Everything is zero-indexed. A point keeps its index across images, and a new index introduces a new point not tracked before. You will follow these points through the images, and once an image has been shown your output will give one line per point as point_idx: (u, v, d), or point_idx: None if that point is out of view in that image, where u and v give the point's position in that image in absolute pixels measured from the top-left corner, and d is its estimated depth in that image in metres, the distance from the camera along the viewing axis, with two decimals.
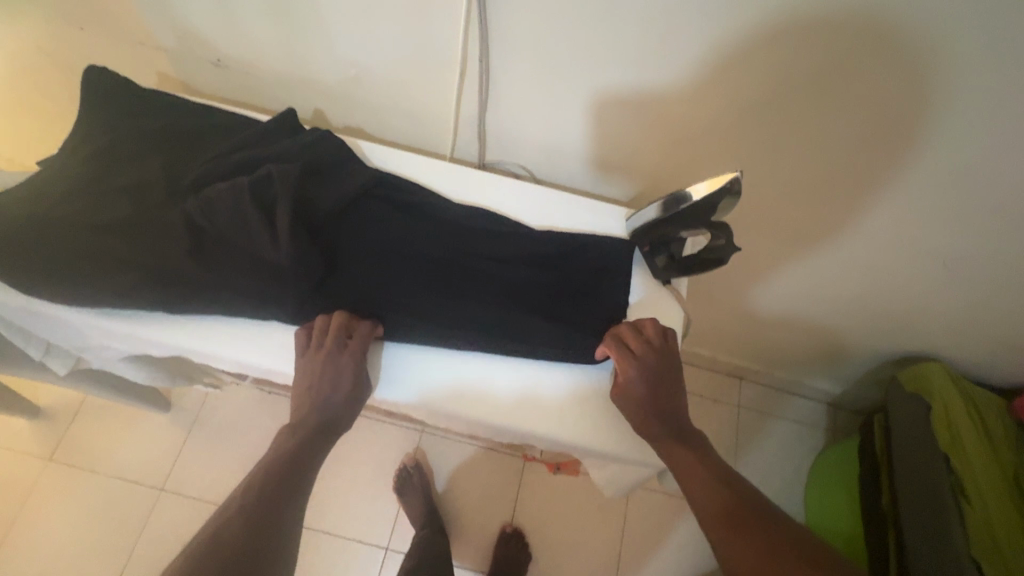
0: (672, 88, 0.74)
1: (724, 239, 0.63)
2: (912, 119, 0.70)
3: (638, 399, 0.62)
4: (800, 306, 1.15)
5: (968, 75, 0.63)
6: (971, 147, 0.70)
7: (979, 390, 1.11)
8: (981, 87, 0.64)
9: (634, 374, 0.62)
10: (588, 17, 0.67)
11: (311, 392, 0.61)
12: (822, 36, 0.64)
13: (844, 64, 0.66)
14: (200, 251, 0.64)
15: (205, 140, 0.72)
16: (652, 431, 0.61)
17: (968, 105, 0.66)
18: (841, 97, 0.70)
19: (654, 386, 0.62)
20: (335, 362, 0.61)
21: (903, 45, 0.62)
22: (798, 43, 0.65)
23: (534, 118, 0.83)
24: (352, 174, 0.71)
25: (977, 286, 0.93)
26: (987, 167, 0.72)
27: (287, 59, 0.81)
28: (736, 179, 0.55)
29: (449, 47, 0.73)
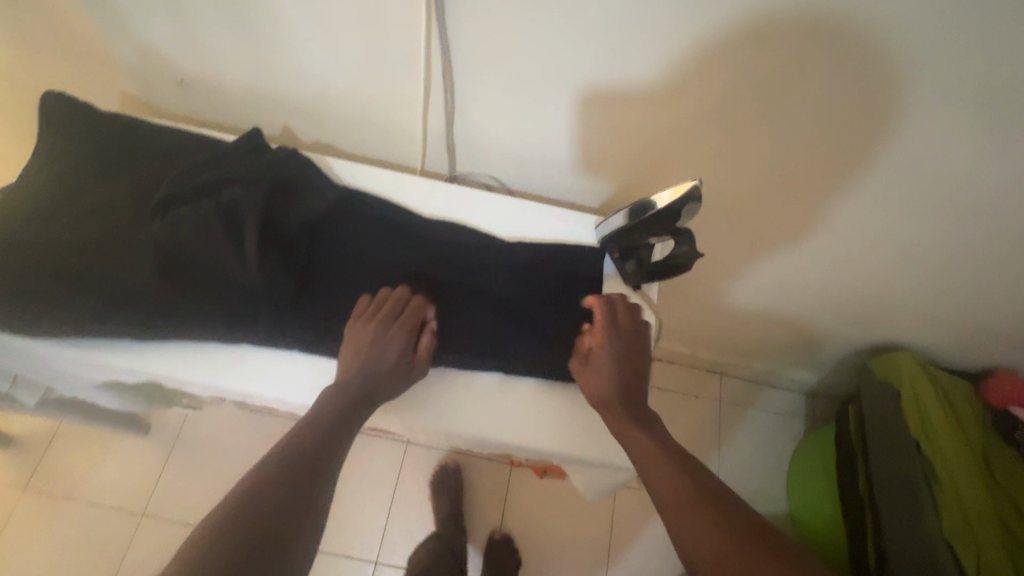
0: (635, 95, 0.76)
1: (687, 245, 0.64)
2: (866, 117, 0.73)
3: (600, 380, 0.64)
4: (773, 301, 1.18)
5: (914, 73, 0.66)
6: (920, 140, 0.74)
7: (946, 374, 1.14)
8: (926, 82, 0.66)
9: (608, 343, 0.66)
10: (549, 30, 0.68)
11: (358, 357, 0.63)
12: (778, 42, 0.66)
13: (799, 68, 0.68)
14: (163, 274, 0.63)
15: (168, 162, 0.71)
16: (615, 408, 0.63)
17: (915, 99, 0.69)
18: (796, 95, 0.72)
19: (622, 363, 0.65)
20: (386, 334, 0.64)
21: (852, 49, 0.65)
22: (755, 49, 0.67)
23: (501, 128, 0.83)
24: (320, 192, 0.70)
25: (939, 274, 0.97)
26: (936, 159, 0.76)
27: (252, 77, 0.80)
28: (697, 188, 0.56)
29: (414, 61, 0.74)
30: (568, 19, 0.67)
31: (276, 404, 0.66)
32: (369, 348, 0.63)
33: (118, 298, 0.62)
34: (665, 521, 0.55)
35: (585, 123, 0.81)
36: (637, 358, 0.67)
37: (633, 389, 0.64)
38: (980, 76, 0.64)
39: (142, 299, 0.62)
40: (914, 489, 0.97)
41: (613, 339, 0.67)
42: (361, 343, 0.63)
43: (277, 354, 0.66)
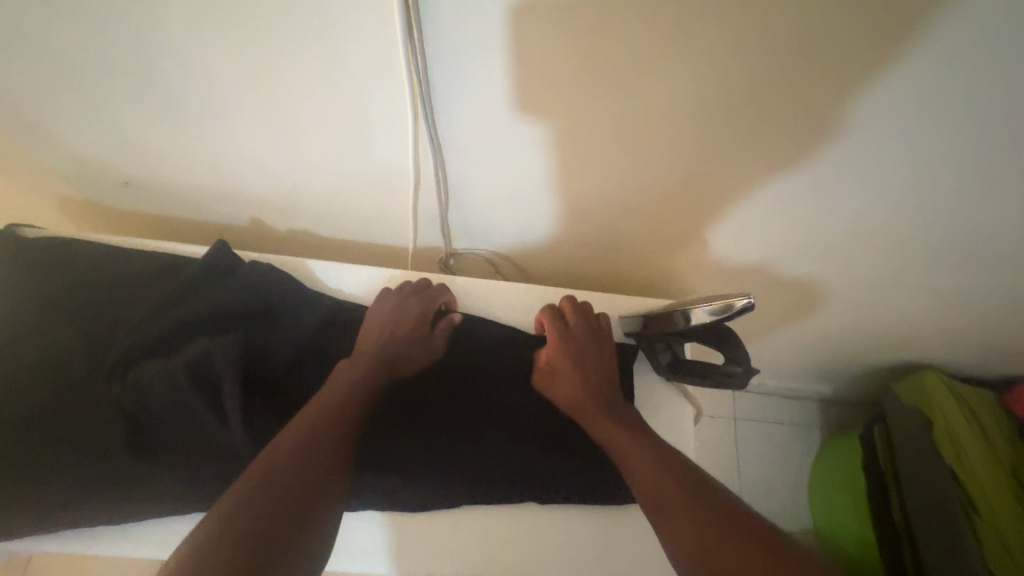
0: (652, 173, 0.66)
1: (741, 365, 0.56)
2: (908, 198, 0.65)
3: (565, 378, 0.62)
4: (794, 333, 1.12)
5: (972, 163, 0.57)
6: (977, 212, 0.65)
7: (973, 390, 1.10)
8: (1000, 158, 0.56)
9: (563, 343, 0.63)
10: (553, 118, 0.58)
11: (377, 329, 0.62)
12: (816, 137, 0.57)
13: (839, 158, 0.59)
14: (130, 448, 0.53)
15: (121, 298, 0.60)
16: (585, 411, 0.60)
17: (981, 175, 0.59)
18: (843, 169, 0.61)
19: (579, 359, 0.62)
20: (405, 305, 0.64)
21: (904, 145, 0.56)
22: (790, 142, 0.58)
23: (501, 211, 0.73)
24: (306, 313, 0.62)
25: (972, 306, 0.91)
26: (988, 225, 0.68)
27: (211, 175, 0.70)
28: (748, 302, 0.50)
29: (400, 158, 0.64)
30: (577, 112, 0.57)
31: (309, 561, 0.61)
32: (394, 318, 0.63)
33: (80, 485, 0.52)
34: (653, 523, 0.50)
35: (595, 202, 0.72)
36: (600, 348, 0.64)
37: (605, 385, 0.62)
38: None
39: (107, 481, 0.52)
40: (952, 518, 0.95)
41: (565, 334, 0.64)
42: (381, 315, 0.63)
43: None
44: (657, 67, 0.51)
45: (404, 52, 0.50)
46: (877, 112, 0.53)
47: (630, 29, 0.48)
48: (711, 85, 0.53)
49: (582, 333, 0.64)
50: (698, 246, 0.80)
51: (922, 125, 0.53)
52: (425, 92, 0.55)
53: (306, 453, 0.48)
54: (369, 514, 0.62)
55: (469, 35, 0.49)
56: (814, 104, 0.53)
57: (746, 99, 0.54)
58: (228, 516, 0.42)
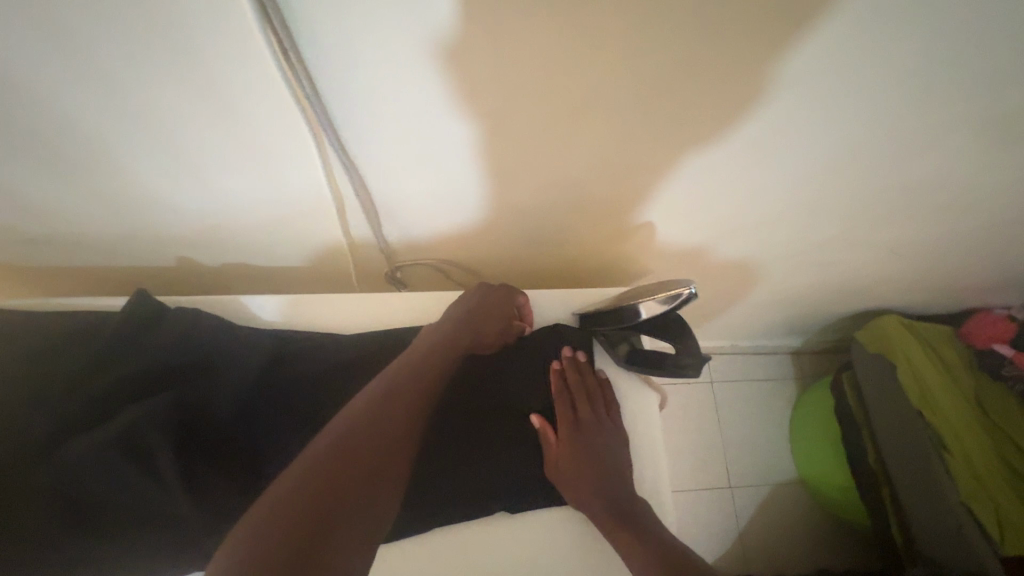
0: (580, 164, 0.64)
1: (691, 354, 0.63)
2: (842, 155, 0.64)
3: (570, 468, 0.63)
4: (755, 297, 1.13)
5: (894, 112, 0.57)
6: (907, 160, 0.66)
7: (929, 327, 1.14)
8: (914, 107, 0.56)
9: (571, 433, 0.65)
10: (470, 124, 0.56)
11: (462, 308, 0.66)
12: (740, 106, 0.56)
13: (767, 124, 0.59)
14: (58, 529, 0.48)
15: (32, 365, 0.55)
16: (595, 509, 0.61)
17: (901, 126, 0.59)
18: (766, 137, 0.60)
19: (588, 450, 0.64)
20: (491, 290, 0.69)
21: (824, 103, 0.55)
22: (716, 113, 0.57)
23: (440, 219, 0.70)
24: (244, 353, 0.59)
25: (917, 249, 0.93)
26: (921, 171, 0.69)
27: (121, 220, 0.65)
28: (693, 292, 0.55)
29: (318, 181, 0.61)
30: (494, 112, 0.55)
31: None
32: (471, 310, 0.66)
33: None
34: None
35: (534, 198, 0.70)
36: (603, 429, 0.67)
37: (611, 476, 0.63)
38: (971, 105, 0.56)
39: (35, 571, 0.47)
40: (924, 452, 0.99)
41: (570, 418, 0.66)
42: (462, 300, 0.67)
43: None
44: (566, 58, 0.49)
45: (284, 70, 0.46)
46: (794, 73, 0.52)
47: (526, 24, 0.45)
48: (624, 71, 0.51)
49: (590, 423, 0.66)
50: (646, 228, 0.79)
51: (839, 82, 0.53)
52: (324, 110, 0.51)
53: (375, 440, 0.49)
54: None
55: (355, 45, 0.46)
56: (731, 74, 0.51)
57: (663, 77, 0.52)
58: (280, 502, 0.43)
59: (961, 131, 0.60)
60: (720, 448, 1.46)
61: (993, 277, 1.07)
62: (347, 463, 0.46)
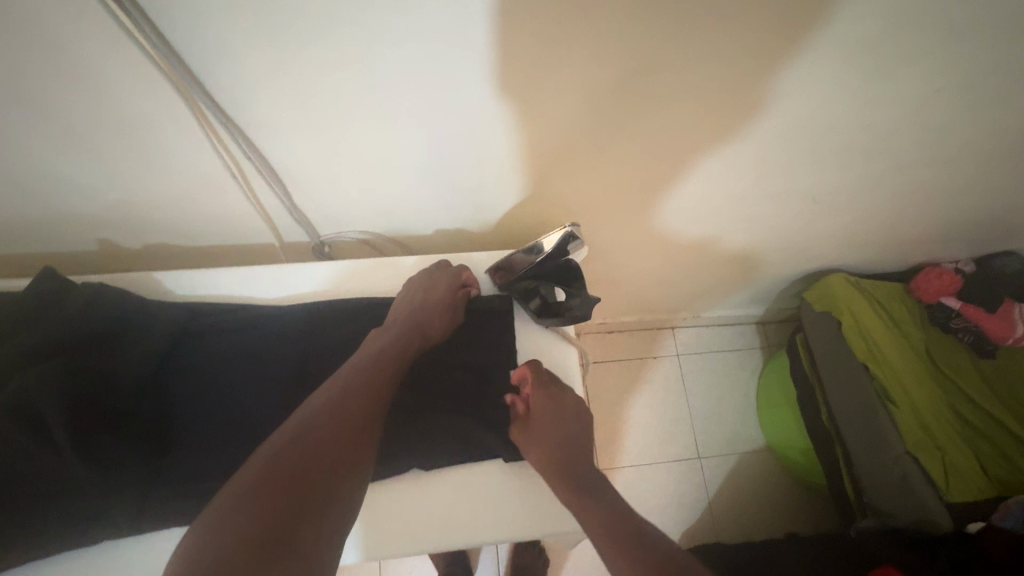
0: (473, 136, 0.62)
1: (581, 295, 0.68)
2: (745, 111, 0.63)
3: (544, 450, 0.62)
4: (704, 265, 1.13)
5: (782, 58, 0.55)
6: (811, 113, 0.65)
7: (878, 284, 1.14)
8: (797, 54, 0.55)
9: (546, 404, 0.64)
10: (349, 89, 0.54)
11: (410, 295, 0.67)
12: (621, 63, 0.54)
13: (655, 84, 0.57)
14: None
15: None
16: (561, 483, 0.61)
17: (791, 76, 0.58)
18: (658, 99, 0.59)
19: (556, 426, 0.64)
20: (435, 275, 0.68)
21: (705, 57, 0.54)
22: (601, 73, 0.55)
23: (351, 191, 0.70)
24: (149, 326, 0.59)
25: (853, 208, 0.92)
26: (831, 125, 0.67)
27: (30, 205, 0.66)
28: (572, 227, 0.64)
29: (214, 153, 0.61)
30: (368, 78, 0.53)
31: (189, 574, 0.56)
32: (421, 295, 0.67)
33: None
34: None
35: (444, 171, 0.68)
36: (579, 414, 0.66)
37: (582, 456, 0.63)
38: (859, 46, 0.54)
39: None
40: (870, 405, 1.01)
41: (549, 397, 0.65)
42: (413, 288, 0.68)
43: (160, 536, 0.55)
44: (427, 17, 0.47)
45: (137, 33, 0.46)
46: (663, 28, 0.50)
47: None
48: (488, 30, 0.49)
49: (560, 400, 0.65)
50: (570, 199, 0.77)
51: (714, 28, 0.51)
52: (183, 68, 0.50)
53: (336, 428, 0.52)
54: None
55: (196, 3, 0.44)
56: (600, 28, 0.49)
57: (533, 37, 0.50)
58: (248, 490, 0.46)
59: (857, 77, 0.59)
60: (686, 421, 1.47)
61: (937, 232, 1.06)
62: (311, 453, 0.50)
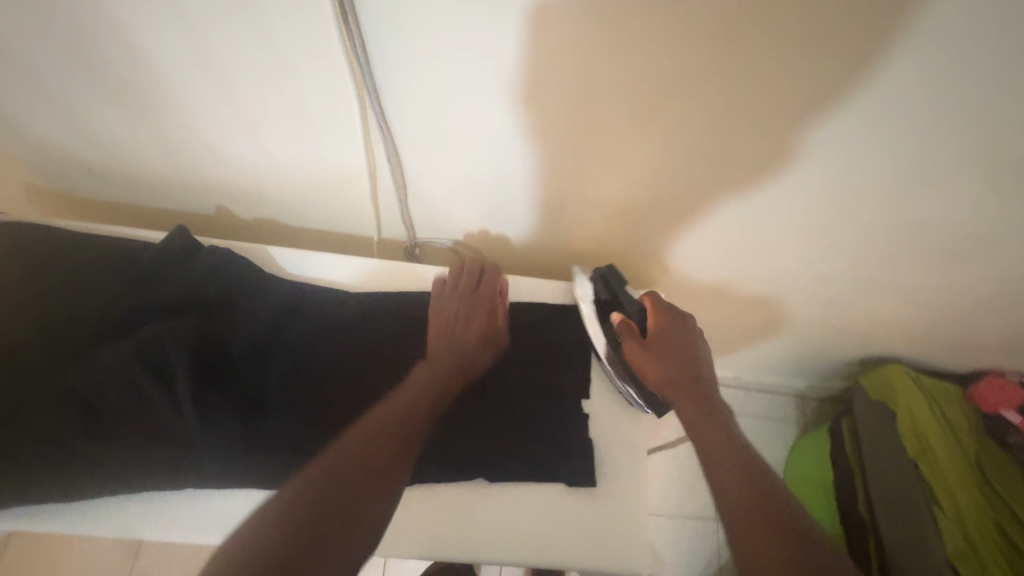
0: (597, 166, 0.65)
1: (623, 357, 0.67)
2: (867, 187, 0.64)
3: (662, 365, 0.62)
4: (763, 330, 1.12)
5: (926, 145, 0.56)
6: (924, 203, 0.66)
7: (935, 383, 1.12)
8: (933, 146, 0.57)
9: (664, 322, 0.65)
10: (498, 108, 0.58)
11: (455, 310, 0.66)
12: (771, 126, 0.56)
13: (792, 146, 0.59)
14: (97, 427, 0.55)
15: (75, 284, 0.60)
16: (682, 391, 0.60)
17: (920, 164, 0.59)
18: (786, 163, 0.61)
19: (671, 340, 0.64)
20: (469, 297, 0.67)
21: (846, 130, 0.56)
22: (745, 132, 0.58)
23: (464, 200, 0.74)
24: (263, 298, 0.63)
25: (935, 299, 0.92)
26: (939, 218, 0.68)
27: (174, 164, 0.71)
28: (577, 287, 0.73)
29: (353, 145, 0.65)
30: (531, 97, 0.56)
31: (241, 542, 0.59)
32: (461, 309, 0.66)
33: (43, 462, 0.53)
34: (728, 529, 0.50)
35: (557, 195, 0.71)
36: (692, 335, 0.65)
37: (699, 368, 0.62)
38: (994, 148, 0.56)
39: (68, 458, 0.54)
40: (915, 505, 0.99)
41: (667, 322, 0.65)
42: (451, 304, 0.66)
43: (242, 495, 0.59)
44: (597, 56, 0.51)
45: (340, 31, 0.50)
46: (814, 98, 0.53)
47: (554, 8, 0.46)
48: (658, 73, 0.52)
49: (664, 325, 0.65)
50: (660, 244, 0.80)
51: (876, 107, 0.52)
52: (368, 70, 0.54)
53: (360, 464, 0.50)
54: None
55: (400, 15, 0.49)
56: (753, 88, 0.52)
57: (698, 85, 0.53)
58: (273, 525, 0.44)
59: (986, 178, 0.60)
60: None
61: (1012, 343, 1.04)
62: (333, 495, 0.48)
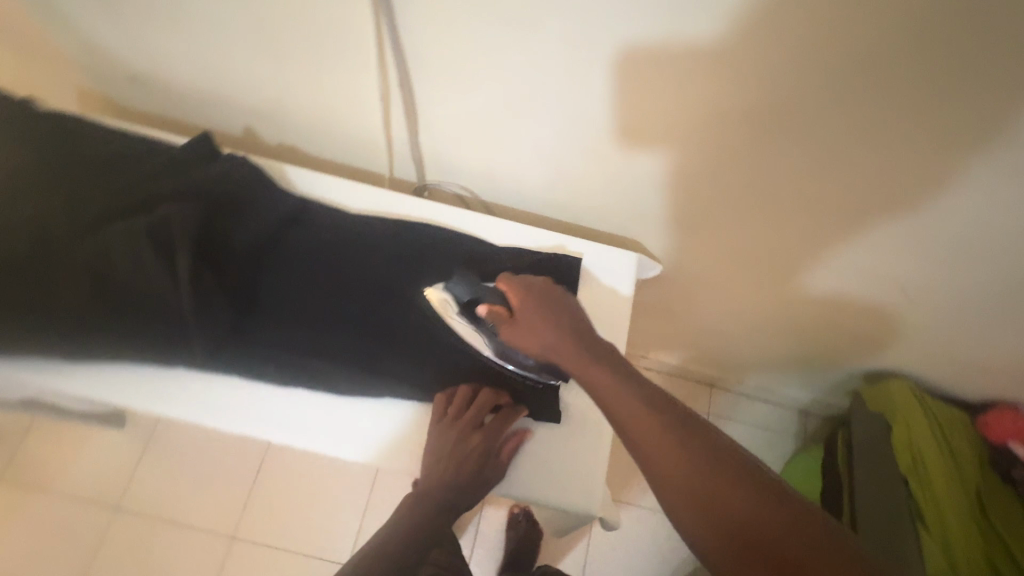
0: (599, 112, 0.66)
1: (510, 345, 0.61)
2: (869, 160, 0.63)
3: (540, 338, 0.57)
4: (767, 338, 1.09)
5: (930, 110, 0.55)
6: (933, 192, 0.64)
7: (943, 408, 1.06)
8: (937, 115, 0.56)
9: (524, 298, 0.60)
10: (507, 37, 0.61)
11: (448, 455, 0.61)
12: (771, 75, 0.57)
13: (794, 103, 0.59)
14: (102, 294, 0.60)
15: (108, 168, 0.67)
16: (573, 354, 0.53)
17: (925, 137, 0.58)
18: (785, 124, 0.62)
19: (544, 312, 0.58)
20: (469, 441, 0.62)
21: (848, 88, 0.56)
22: (746, 79, 0.58)
23: (470, 141, 0.76)
24: (273, 203, 0.68)
25: (951, 324, 0.86)
26: (951, 213, 0.66)
27: (206, 78, 0.76)
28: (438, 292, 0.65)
29: (369, 70, 0.68)
30: (534, 28, 0.59)
31: (214, 424, 0.62)
32: (450, 451, 0.61)
33: (54, 316, 0.59)
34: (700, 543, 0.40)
35: (561, 146, 0.73)
36: (554, 291, 0.61)
37: (574, 319, 0.58)
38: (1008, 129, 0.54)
39: (74, 317, 0.59)
40: (897, 515, 0.95)
41: (530, 295, 0.60)
42: (445, 447, 0.62)
43: (223, 378, 0.63)
44: None
45: None
46: (813, 46, 0.53)
47: None
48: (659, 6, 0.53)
49: (526, 304, 0.59)
50: (661, 212, 0.80)
51: (872, 61, 0.53)
52: None
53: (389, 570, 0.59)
54: (274, 397, 0.64)
55: None
56: (752, 29, 0.53)
57: (696, 21, 0.54)
58: None
59: (1000, 165, 0.58)
60: None
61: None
62: None
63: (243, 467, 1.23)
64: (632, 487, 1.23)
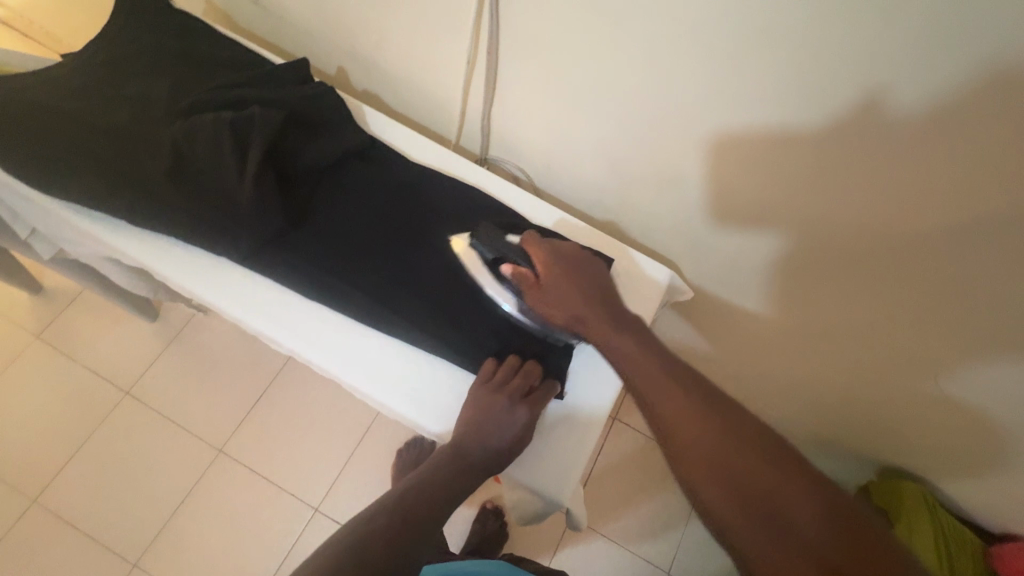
0: (666, 126, 0.67)
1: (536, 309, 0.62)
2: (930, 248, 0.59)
3: (563, 305, 0.59)
4: (781, 406, 1.05)
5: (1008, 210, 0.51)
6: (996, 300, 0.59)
7: (953, 524, 0.98)
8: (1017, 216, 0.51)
9: (550, 264, 0.62)
10: (593, 34, 0.62)
11: (485, 421, 0.61)
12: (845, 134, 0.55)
13: (862, 166, 0.56)
14: (177, 172, 0.66)
15: (213, 70, 0.74)
16: (599, 330, 0.57)
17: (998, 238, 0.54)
18: (849, 185, 0.59)
19: (570, 282, 0.61)
20: (510, 411, 0.61)
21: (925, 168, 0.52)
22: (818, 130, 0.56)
23: (537, 126, 0.78)
24: (345, 133, 0.73)
25: (982, 443, 0.80)
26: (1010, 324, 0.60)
27: (316, 13, 0.82)
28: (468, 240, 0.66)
29: (461, 37, 0.72)
30: (619, 30, 0.60)
31: (241, 317, 0.68)
32: (486, 415, 0.61)
33: (129, 181, 0.65)
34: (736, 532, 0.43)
35: (622, 151, 0.74)
36: (578, 258, 0.63)
37: (598, 288, 0.61)
38: None
39: (146, 185, 0.65)
40: None
41: (555, 260, 0.62)
42: (482, 412, 0.61)
43: (258, 278, 0.69)
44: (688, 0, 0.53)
45: None
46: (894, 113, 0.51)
47: None
48: (744, 35, 0.53)
49: (550, 270, 0.61)
50: (705, 241, 0.79)
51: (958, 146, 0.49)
52: None
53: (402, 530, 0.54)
54: (298, 307, 0.69)
55: None
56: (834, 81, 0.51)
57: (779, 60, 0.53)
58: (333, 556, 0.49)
59: None
60: None
61: None
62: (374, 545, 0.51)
63: (250, 386, 1.28)
64: (608, 514, 1.21)
